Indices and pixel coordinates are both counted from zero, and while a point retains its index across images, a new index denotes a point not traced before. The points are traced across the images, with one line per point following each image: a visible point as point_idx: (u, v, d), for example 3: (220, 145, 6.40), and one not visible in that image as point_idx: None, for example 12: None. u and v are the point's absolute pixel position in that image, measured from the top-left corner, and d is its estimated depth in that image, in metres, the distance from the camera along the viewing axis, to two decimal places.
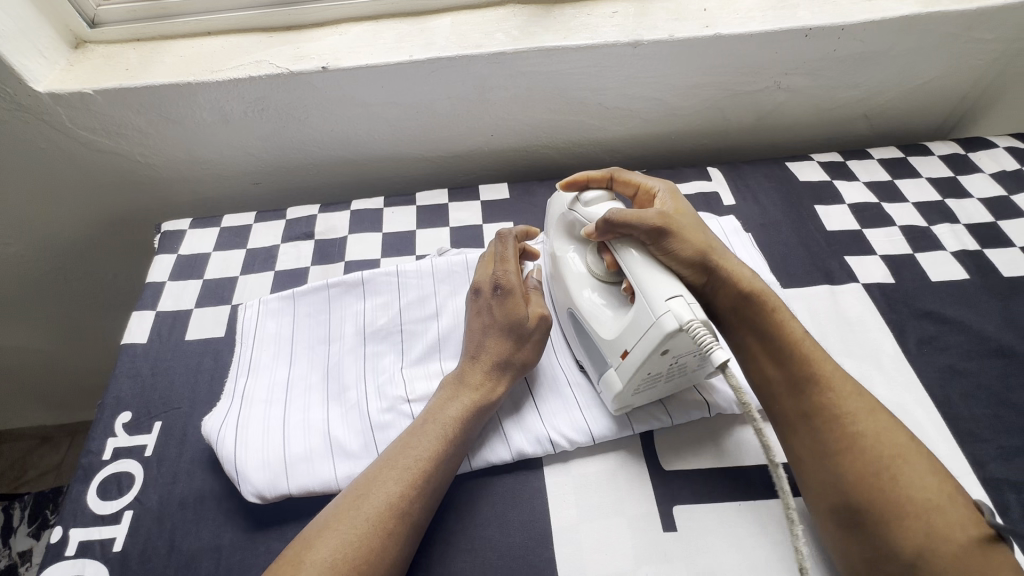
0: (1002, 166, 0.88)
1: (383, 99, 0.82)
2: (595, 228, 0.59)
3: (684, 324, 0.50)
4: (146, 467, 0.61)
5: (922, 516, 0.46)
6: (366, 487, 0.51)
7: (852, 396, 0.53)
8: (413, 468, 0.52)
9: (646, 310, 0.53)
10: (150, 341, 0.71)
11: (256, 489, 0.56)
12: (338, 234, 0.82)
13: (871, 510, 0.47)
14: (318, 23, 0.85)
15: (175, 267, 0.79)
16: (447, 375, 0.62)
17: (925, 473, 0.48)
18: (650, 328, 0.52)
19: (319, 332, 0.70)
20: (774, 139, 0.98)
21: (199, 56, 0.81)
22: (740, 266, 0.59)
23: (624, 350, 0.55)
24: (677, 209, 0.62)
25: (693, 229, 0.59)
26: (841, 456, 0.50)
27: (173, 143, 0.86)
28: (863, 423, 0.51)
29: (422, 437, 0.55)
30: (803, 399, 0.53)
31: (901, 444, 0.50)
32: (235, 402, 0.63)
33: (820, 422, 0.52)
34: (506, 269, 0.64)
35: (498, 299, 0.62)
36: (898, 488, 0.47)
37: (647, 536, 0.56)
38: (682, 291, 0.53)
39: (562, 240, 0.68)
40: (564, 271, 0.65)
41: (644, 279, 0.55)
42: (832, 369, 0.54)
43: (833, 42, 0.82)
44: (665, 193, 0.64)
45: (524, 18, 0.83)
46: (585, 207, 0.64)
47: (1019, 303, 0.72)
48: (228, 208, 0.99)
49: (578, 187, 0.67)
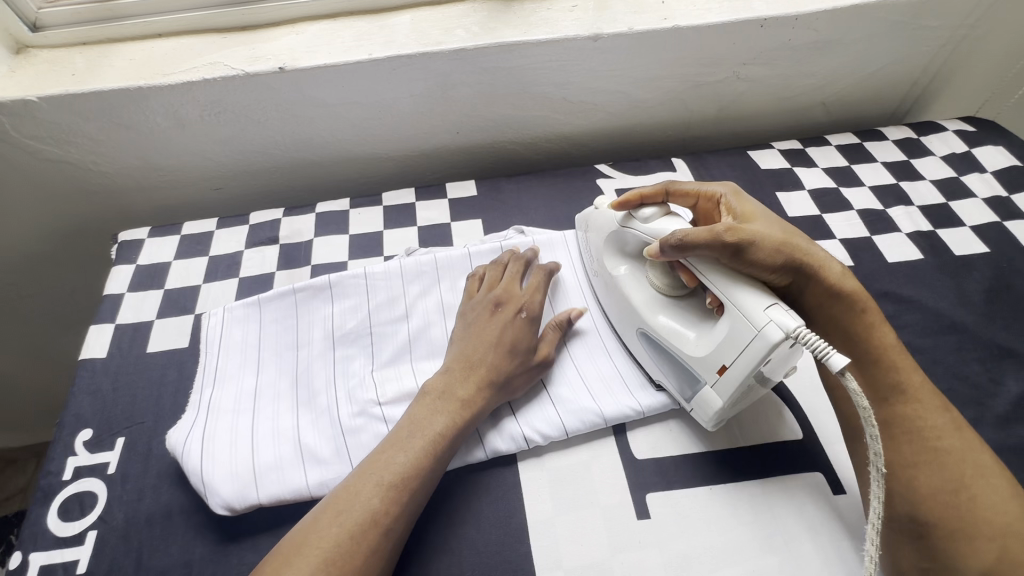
0: (952, 148, 0.92)
1: (345, 99, 0.81)
2: (659, 249, 0.58)
3: (792, 333, 0.50)
4: (110, 485, 0.59)
5: (997, 538, 0.48)
6: (348, 501, 0.50)
7: (940, 412, 0.54)
8: (398, 483, 0.51)
9: (744, 323, 0.53)
10: (110, 356, 0.69)
11: (225, 501, 0.55)
12: (303, 237, 0.81)
13: (942, 525, 0.49)
14: (274, 22, 0.83)
15: (135, 278, 0.77)
16: (428, 383, 0.59)
17: (1007, 497, 0.50)
18: (752, 341, 0.52)
19: (286, 338, 0.68)
20: (737, 128, 0.99)
21: (150, 59, 0.78)
22: (826, 261, 0.58)
23: (721, 366, 0.55)
24: (747, 211, 0.61)
25: (774, 235, 0.57)
26: (919, 470, 0.52)
27: (128, 149, 0.83)
28: (947, 440, 0.53)
29: (406, 453, 0.53)
30: (886, 408, 0.55)
31: (984, 465, 0.52)
32: (201, 413, 0.61)
33: (900, 433, 0.54)
34: (533, 297, 0.66)
35: (524, 321, 0.63)
36: (973, 507, 0.49)
37: (622, 525, 0.56)
38: (775, 300, 0.53)
39: (615, 258, 0.68)
40: (626, 289, 0.65)
41: (735, 292, 0.54)
42: (917, 378, 0.56)
43: (788, 32, 0.84)
44: (729, 196, 0.64)
45: (484, 14, 0.82)
46: (643, 224, 0.63)
47: (969, 280, 0.75)
48: (189, 215, 0.97)
49: (631, 206, 0.65)
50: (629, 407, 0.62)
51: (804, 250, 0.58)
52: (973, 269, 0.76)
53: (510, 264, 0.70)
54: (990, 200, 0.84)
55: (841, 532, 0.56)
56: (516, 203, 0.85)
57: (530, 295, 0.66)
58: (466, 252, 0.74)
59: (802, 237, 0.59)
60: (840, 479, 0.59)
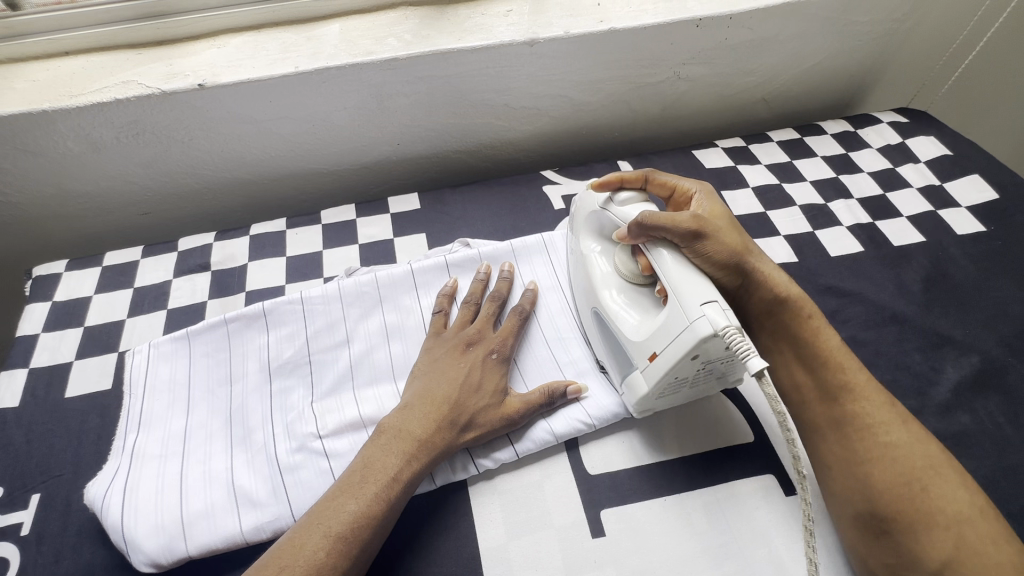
0: (886, 140, 0.94)
1: (275, 115, 0.77)
2: (628, 231, 0.59)
3: (718, 331, 0.48)
4: (23, 548, 0.54)
5: (953, 526, 0.48)
6: (292, 555, 0.46)
7: (885, 408, 0.54)
8: (345, 534, 0.48)
9: (679, 314, 0.52)
10: (24, 404, 0.64)
11: (149, 557, 0.51)
12: (237, 262, 0.77)
13: (901, 517, 0.49)
14: (193, 36, 0.78)
15: (52, 316, 0.72)
16: (382, 425, 0.56)
17: (958, 489, 0.50)
18: (682, 331, 0.51)
19: (218, 373, 0.64)
20: (682, 128, 1.00)
21: (56, 80, 0.73)
22: (774, 272, 0.59)
23: (652, 352, 0.54)
24: (715, 208, 0.62)
25: (731, 237, 0.57)
26: (874, 465, 0.51)
27: (36, 176, 0.77)
28: (895, 434, 0.53)
29: (356, 500, 0.49)
30: (837, 407, 0.55)
31: (933, 456, 0.52)
32: (125, 461, 0.57)
33: (853, 431, 0.53)
34: (505, 340, 0.63)
35: (495, 364, 0.60)
36: (929, 499, 0.49)
37: (577, 545, 0.55)
38: (717, 297, 0.51)
39: (591, 238, 0.66)
40: (593, 271, 0.63)
41: (678, 282, 0.53)
42: (861, 376, 0.56)
43: (723, 31, 0.84)
44: (700, 195, 0.64)
45: (417, 21, 0.80)
46: (619, 207, 0.63)
47: (907, 271, 0.77)
48: (115, 243, 0.91)
49: (611, 187, 0.66)
50: (579, 422, 0.60)
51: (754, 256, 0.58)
52: (910, 259, 0.78)
53: (482, 305, 0.66)
54: (925, 189, 0.86)
55: (794, 533, 0.56)
56: (461, 214, 0.83)
57: (502, 337, 0.63)
58: (409, 269, 0.70)
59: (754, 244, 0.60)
60: (792, 480, 0.59)
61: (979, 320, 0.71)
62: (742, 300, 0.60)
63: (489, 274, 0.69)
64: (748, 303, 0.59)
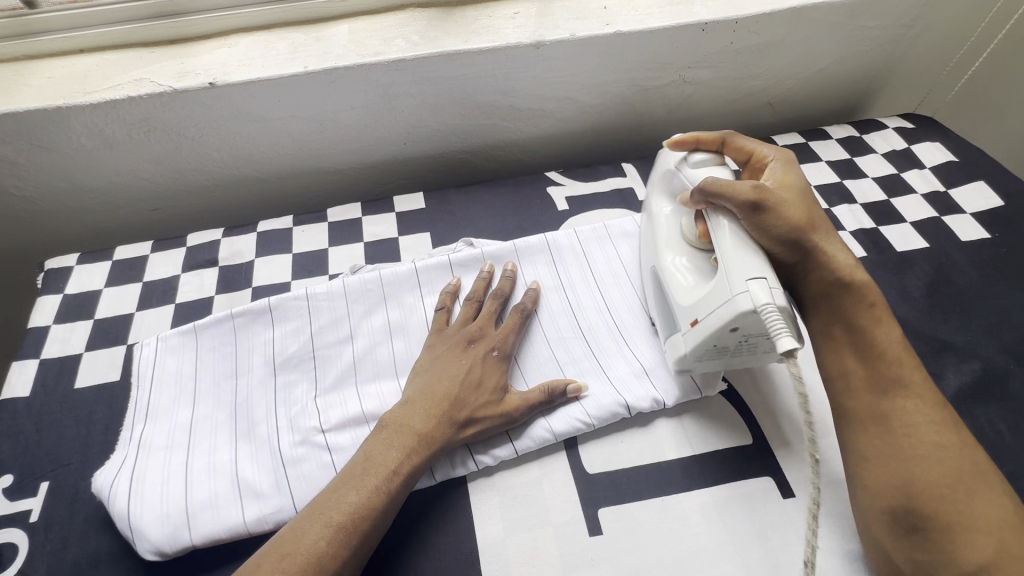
0: (892, 145, 0.94)
1: (283, 113, 0.78)
2: (690, 197, 0.60)
3: (759, 307, 0.50)
4: (31, 535, 0.55)
5: (995, 531, 0.47)
6: (294, 543, 0.47)
7: (933, 406, 0.53)
8: (347, 523, 0.49)
9: (725, 286, 0.53)
10: (34, 393, 0.65)
11: (154, 546, 0.52)
12: (244, 258, 0.78)
13: (941, 516, 0.48)
14: (205, 34, 0.79)
15: (62, 308, 0.73)
16: (387, 415, 0.57)
17: (1000, 495, 0.49)
18: (724, 303, 0.53)
19: (224, 367, 0.65)
20: (687, 130, 1.00)
21: (71, 77, 0.74)
22: (837, 255, 0.58)
23: (694, 320, 0.56)
24: (788, 178, 0.61)
25: (795, 211, 0.58)
26: (918, 462, 0.51)
27: (50, 171, 0.79)
28: (943, 434, 0.52)
29: (358, 491, 0.50)
30: (884, 401, 0.54)
31: (978, 460, 0.51)
32: (132, 450, 0.58)
33: (898, 426, 0.52)
34: (506, 336, 0.64)
35: (495, 360, 0.61)
36: (972, 501, 0.48)
37: (575, 542, 0.56)
38: (766, 274, 0.52)
39: (663, 199, 0.68)
40: (659, 231, 0.66)
41: (731, 253, 0.54)
42: (916, 373, 0.55)
43: (729, 35, 0.84)
44: (777, 163, 0.63)
45: (424, 23, 0.81)
46: (691, 169, 0.64)
47: (910, 276, 0.77)
48: (125, 237, 0.93)
49: (688, 148, 0.67)
50: (577, 420, 0.61)
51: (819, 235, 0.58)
52: (913, 264, 0.78)
53: (484, 303, 0.67)
54: (929, 195, 0.86)
55: (792, 535, 0.56)
56: (465, 214, 0.84)
57: (504, 334, 0.64)
58: (413, 268, 0.71)
59: (822, 219, 0.60)
60: (791, 482, 0.59)
61: (981, 327, 0.71)
62: (798, 278, 0.59)
63: (492, 273, 0.70)
64: (806, 281, 0.59)
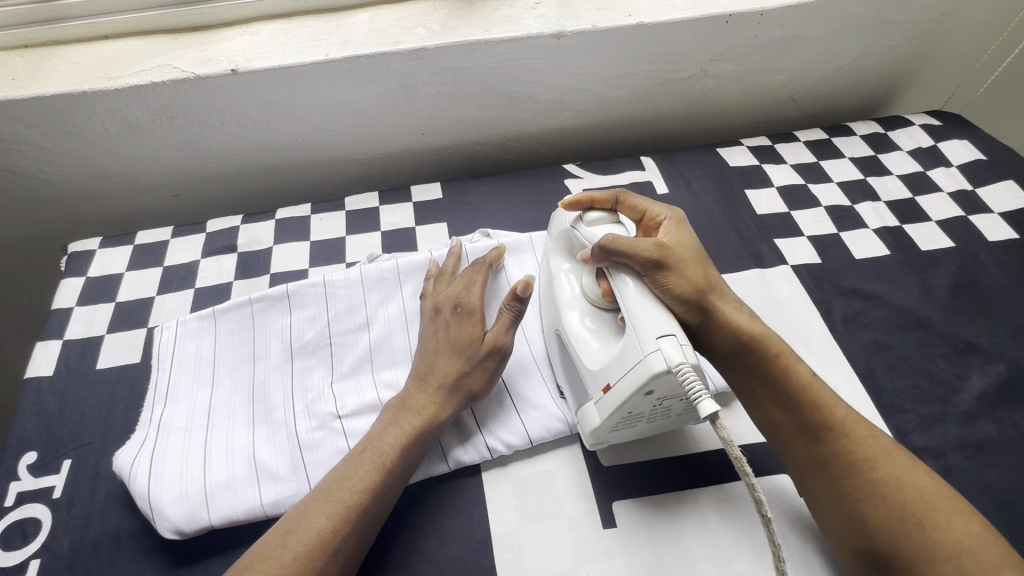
0: (918, 143, 0.92)
1: (304, 101, 0.79)
2: (591, 253, 0.56)
3: (673, 368, 0.46)
4: (54, 510, 0.56)
5: (953, 559, 0.45)
6: (296, 523, 0.47)
7: (868, 438, 0.52)
8: (347, 499, 0.49)
9: (635, 347, 0.49)
10: (57, 373, 0.66)
11: (173, 525, 0.53)
12: (262, 245, 0.78)
13: (899, 554, 0.47)
14: (228, 22, 0.80)
15: (85, 291, 0.74)
16: (392, 399, 0.58)
17: (955, 518, 0.47)
18: (636, 365, 0.48)
19: (242, 351, 0.66)
20: (707, 125, 0.99)
21: (97, 62, 0.75)
22: (735, 311, 0.57)
23: (606, 384, 0.52)
24: (683, 236, 0.59)
25: (696, 272, 0.56)
26: (863, 503, 0.50)
27: (75, 156, 0.80)
28: (883, 468, 0.50)
29: (358, 467, 0.51)
30: (818, 446, 0.53)
31: (922, 486, 0.49)
32: (152, 431, 0.59)
33: (837, 468, 0.52)
34: (470, 291, 0.62)
35: (456, 318, 0.60)
36: (924, 533, 0.47)
37: (588, 534, 0.55)
38: (675, 330, 0.48)
39: (561, 257, 0.64)
40: (561, 292, 0.61)
41: (635, 315, 0.50)
42: (841, 408, 0.54)
43: (753, 28, 0.83)
44: (670, 221, 0.61)
45: (446, 12, 0.80)
46: (586, 229, 0.60)
47: (934, 276, 0.75)
48: (146, 222, 0.94)
49: (582, 208, 0.62)
50: None
51: (717, 294, 0.57)
52: (938, 264, 0.76)
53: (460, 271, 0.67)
54: (956, 194, 0.84)
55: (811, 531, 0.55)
56: (482, 205, 0.83)
57: (465, 288, 0.63)
58: (430, 257, 0.71)
59: (719, 281, 0.58)
60: None
61: (1007, 329, 0.70)
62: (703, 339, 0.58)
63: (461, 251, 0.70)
64: (713, 339, 0.57)
